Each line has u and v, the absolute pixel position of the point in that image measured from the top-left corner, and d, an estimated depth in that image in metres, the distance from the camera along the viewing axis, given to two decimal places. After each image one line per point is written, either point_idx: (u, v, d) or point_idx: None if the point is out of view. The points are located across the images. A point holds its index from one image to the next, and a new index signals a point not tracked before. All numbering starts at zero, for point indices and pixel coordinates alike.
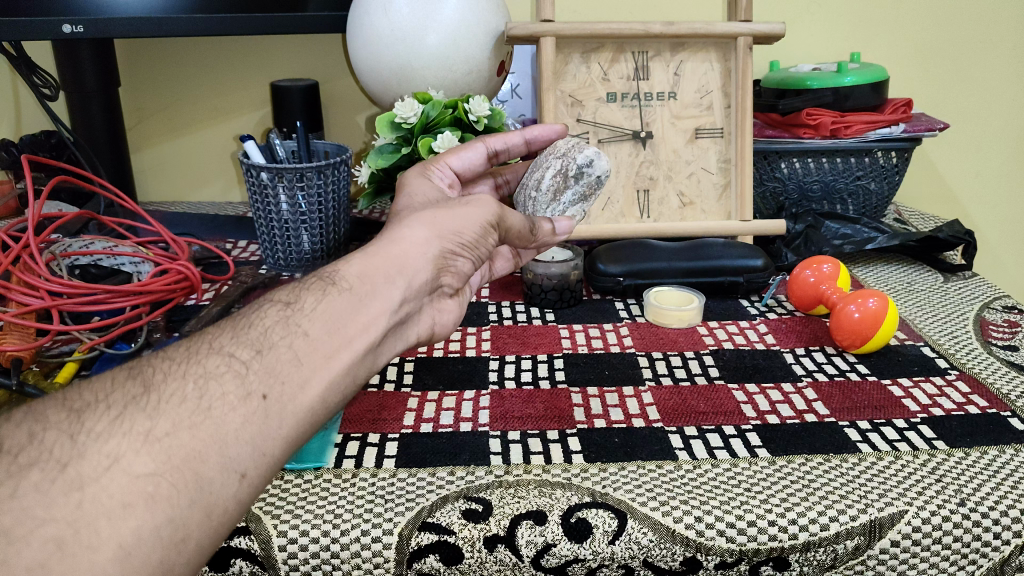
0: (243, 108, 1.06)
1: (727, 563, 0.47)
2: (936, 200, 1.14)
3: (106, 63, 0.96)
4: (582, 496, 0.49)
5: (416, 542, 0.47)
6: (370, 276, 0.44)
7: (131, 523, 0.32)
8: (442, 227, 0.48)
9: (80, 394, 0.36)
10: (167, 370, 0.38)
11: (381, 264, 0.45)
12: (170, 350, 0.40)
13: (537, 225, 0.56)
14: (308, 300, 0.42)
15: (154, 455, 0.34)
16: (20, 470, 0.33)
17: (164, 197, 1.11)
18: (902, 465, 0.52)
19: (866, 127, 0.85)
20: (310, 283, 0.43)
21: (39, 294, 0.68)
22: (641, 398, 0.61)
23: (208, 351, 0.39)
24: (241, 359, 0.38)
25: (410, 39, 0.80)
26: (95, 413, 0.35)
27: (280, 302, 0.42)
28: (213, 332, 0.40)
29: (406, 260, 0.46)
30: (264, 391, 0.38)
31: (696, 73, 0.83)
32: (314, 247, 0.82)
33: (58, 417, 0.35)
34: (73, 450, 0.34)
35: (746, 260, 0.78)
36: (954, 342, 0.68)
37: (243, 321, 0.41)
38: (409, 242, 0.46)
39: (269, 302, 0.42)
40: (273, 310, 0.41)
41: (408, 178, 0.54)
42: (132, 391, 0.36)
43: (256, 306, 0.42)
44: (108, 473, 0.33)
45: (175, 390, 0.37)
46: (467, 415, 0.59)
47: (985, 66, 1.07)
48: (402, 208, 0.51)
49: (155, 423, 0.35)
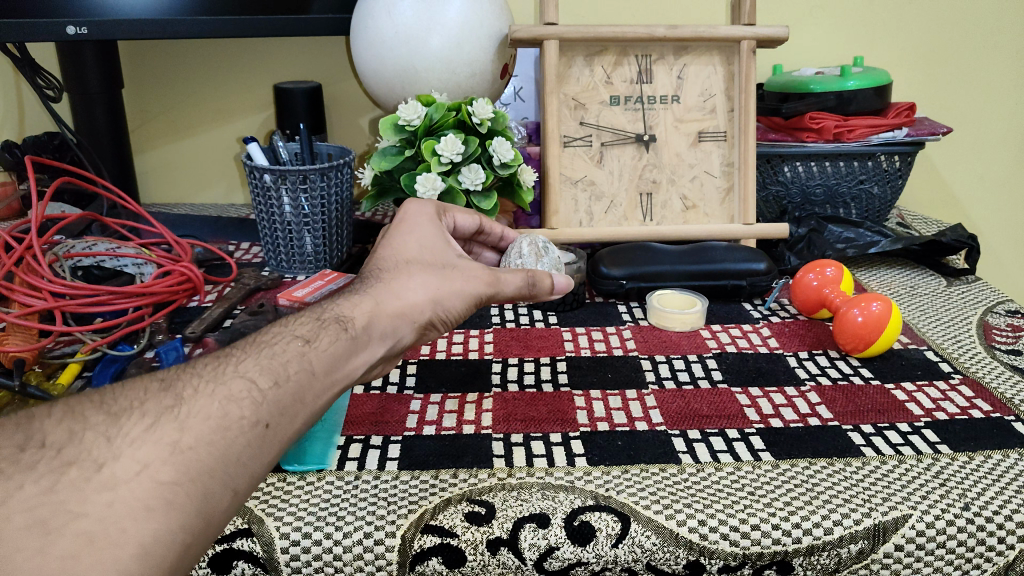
0: (245, 110, 1.06)
1: (731, 566, 0.47)
2: (939, 204, 1.14)
3: (108, 64, 0.96)
4: (585, 500, 0.49)
5: (419, 544, 0.47)
6: (373, 326, 0.45)
7: (152, 525, 0.32)
8: (442, 294, 0.49)
9: (116, 398, 0.37)
10: (196, 387, 0.38)
11: (381, 317, 0.46)
12: (197, 366, 0.40)
13: (538, 281, 0.54)
14: (325, 340, 0.43)
15: (176, 466, 0.34)
16: (60, 467, 0.33)
17: (166, 198, 1.11)
18: (906, 469, 0.52)
19: (868, 131, 0.85)
20: (326, 321, 0.44)
21: (42, 295, 0.68)
22: (644, 401, 0.61)
23: (232, 372, 0.39)
24: (260, 386, 0.39)
25: (414, 41, 0.80)
26: (132, 418, 0.36)
27: (299, 338, 0.43)
28: (238, 356, 0.41)
29: (403, 317, 0.47)
30: (267, 420, 0.38)
31: (699, 77, 0.83)
32: (317, 249, 0.82)
33: (96, 419, 0.35)
34: (109, 451, 0.34)
35: (750, 263, 0.77)
36: (957, 346, 0.68)
37: (265, 346, 0.42)
38: (405, 297, 0.47)
39: (291, 336, 0.43)
40: (292, 344, 0.42)
41: (410, 215, 0.55)
42: (163, 401, 0.37)
43: (278, 336, 0.43)
44: (138, 477, 0.33)
45: (202, 407, 0.37)
46: (469, 417, 0.59)
47: (988, 70, 1.07)
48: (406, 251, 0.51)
49: (183, 434, 0.35)
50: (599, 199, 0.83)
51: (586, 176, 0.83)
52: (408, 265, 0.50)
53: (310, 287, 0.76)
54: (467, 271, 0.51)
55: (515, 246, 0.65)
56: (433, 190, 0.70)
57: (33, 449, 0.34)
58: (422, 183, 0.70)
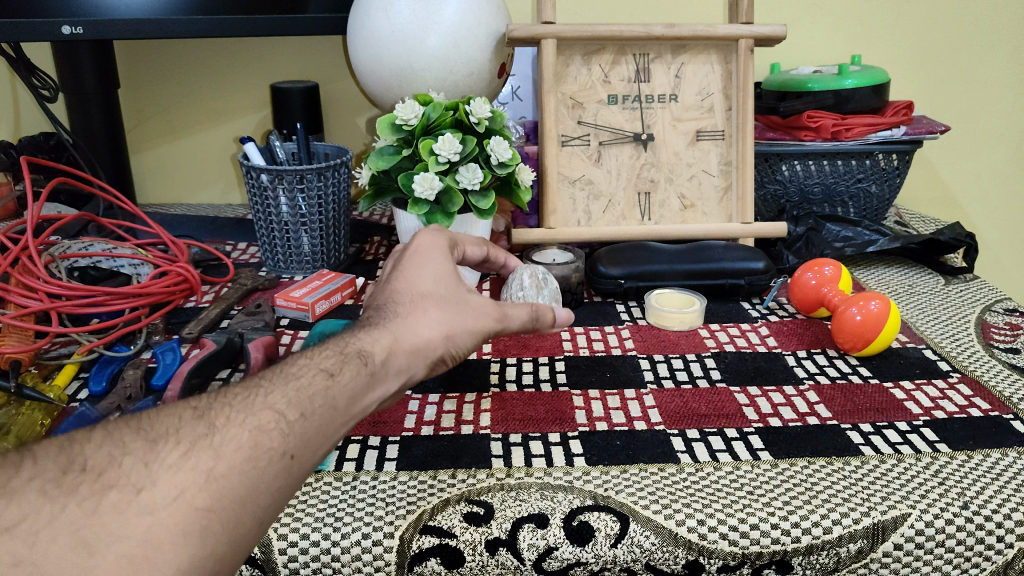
0: (242, 109, 1.06)
1: (730, 566, 0.47)
2: (936, 203, 1.14)
3: (105, 63, 0.96)
4: (584, 499, 0.49)
5: (417, 545, 0.46)
6: (390, 362, 0.45)
7: (188, 551, 0.32)
8: (456, 330, 0.48)
9: (153, 423, 0.36)
10: (229, 416, 0.37)
11: (399, 353, 0.45)
12: (227, 393, 0.39)
13: (540, 313, 0.54)
14: (348, 374, 0.42)
15: (211, 494, 0.33)
16: (100, 491, 0.32)
17: (164, 198, 1.11)
18: (905, 468, 0.52)
19: (866, 130, 0.85)
20: (349, 355, 0.43)
21: (37, 296, 0.67)
22: (642, 400, 0.61)
23: (262, 403, 0.38)
24: (287, 418, 0.38)
25: (410, 40, 0.80)
26: (168, 444, 0.35)
27: (323, 370, 0.41)
28: (267, 385, 0.40)
29: (419, 353, 0.46)
30: (294, 452, 0.37)
31: (697, 75, 0.83)
32: (314, 249, 0.82)
33: (134, 443, 0.35)
34: (146, 476, 0.33)
35: (748, 262, 0.77)
36: (955, 344, 0.68)
37: (289, 374, 0.41)
38: (421, 333, 0.47)
39: (314, 366, 0.42)
40: (315, 376, 0.41)
41: (421, 249, 0.53)
42: (198, 429, 0.36)
43: (301, 366, 0.42)
44: (175, 503, 0.32)
45: (234, 437, 0.36)
46: (467, 417, 0.59)
47: (986, 69, 1.07)
48: (421, 283, 0.50)
49: (218, 462, 0.35)
50: (597, 199, 0.83)
51: (584, 175, 0.83)
52: (423, 300, 0.49)
53: (308, 287, 0.76)
54: (480, 306, 0.50)
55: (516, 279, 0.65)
56: (430, 189, 0.70)
57: (74, 473, 0.33)
58: (420, 182, 0.70)
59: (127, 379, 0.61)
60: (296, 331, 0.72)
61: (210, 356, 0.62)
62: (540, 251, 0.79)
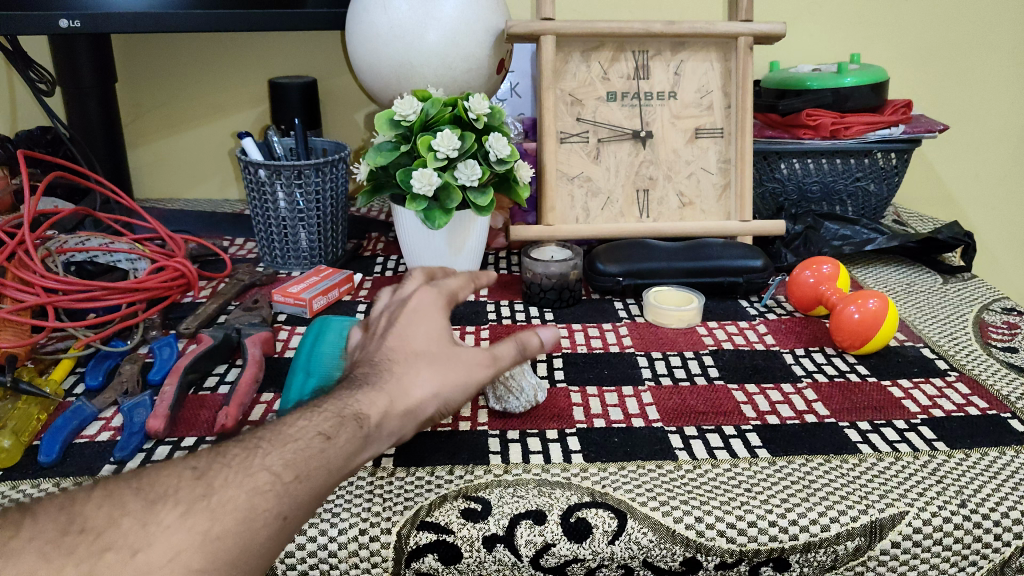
0: (241, 104, 1.06)
1: (727, 563, 0.47)
2: (935, 202, 1.14)
3: (102, 57, 0.96)
4: (582, 496, 0.49)
5: (415, 541, 0.46)
6: (382, 424, 0.43)
7: None
8: (448, 389, 0.46)
9: (152, 483, 0.36)
10: (226, 477, 0.37)
11: (392, 415, 0.44)
12: (226, 448, 0.39)
13: (524, 343, 0.48)
14: (343, 438, 0.41)
15: (206, 556, 0.34)
16: (97, 552, 0.33)
17: (161, 193, 1.10)
18: (903, 466, 0.52)
19: (866, 128, 0.85)
20: (346, 416, 0.42)
21: (34, 290, 0.67)
22: (640, 398, 0.61)
23: (259, 464, 0.38)
24: (283, 479, 0.38)
25: (409, 36, 0.79)
26: (167, 505, 0.35)
27: (319, 432, 0.40)
28: (263, 445, 0.39)
29: (412, 415, 0.44)
30: (287, 513, 0.37)
31: (696, 73, 0.83)
32: (312, 245, 0.82)
33: (135, 503, 0.35)
34: (143, 537, 0.34)
35: (746, 260, 0.77)
36: (953, 343, 0.68)
37: (285, 432, 0.40)
38: (411, 395, 0.45)
39: (311, 424, 0.41)
40: (311, 438, 0.40)
41: (422, 304, 0.51)
42: (196, 490, 0.36)
43: (298, 423, 0.41)
44: (171, 564, 0.33)
45: (230, 499, 0.36)
46: (465, 413, 0.59)
47: (984, 68, 1.07)
48: (416, 343, 0.48)
49: (214, 523, 0.35)
50: (596, 196, 0.83)
51: (583, 172, 0.83)
52: (416, 359, 0.47)
53: (306, 283, 0.76)
54: (471, 361, 0.47)
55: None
56: (428, 185, 0.70)
57: (74, 534, 0.33)
58: (418, 178, 0.70)
59: (123, 374, 0.61)
60: (294, 327, 0.72)
61: (207, 351, 0.62)
62: (538, 247, 0.79)
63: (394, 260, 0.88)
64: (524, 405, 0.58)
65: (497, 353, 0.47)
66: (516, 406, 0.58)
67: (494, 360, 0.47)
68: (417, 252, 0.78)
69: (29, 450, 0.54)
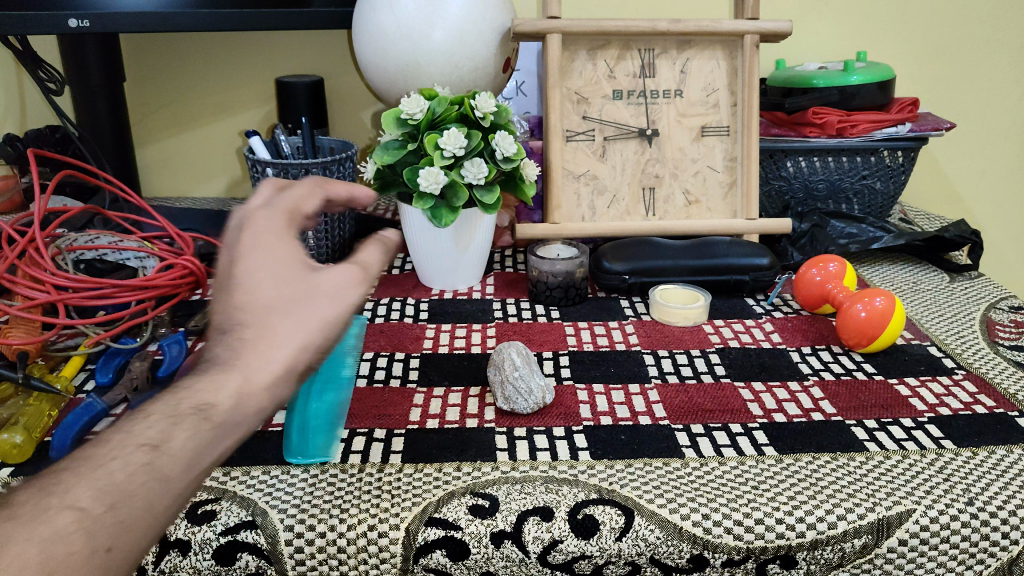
0: (247, 103, 1.06)
1: (735, 560, 0.47)
2: (942, 200, 1.14)
3: (110, 56, 0.96)
4: (589, 493, 0.49)
5: (423, 537, 0.47)
6: (243, 404, 0.32)
7: None
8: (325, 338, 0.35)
9: None
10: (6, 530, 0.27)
11: (254, 394, 0.33)
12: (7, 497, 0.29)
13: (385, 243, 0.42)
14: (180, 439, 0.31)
15: None
16: None
17: (168, 191, 1.11)
18: (910, 464, 0.52)
19: (871, 126, 0.85)
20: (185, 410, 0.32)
21: (45, 288, 0.67)
22: (647, 396, 0.61)
23: (59, 502, 0.28)
24: (94, 513, 0.28)
25: (416, 35, 0.80)
26: None
27: (146, 442, 0.31)
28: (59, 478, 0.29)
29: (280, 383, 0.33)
30: (109, 543, 0.28)
31: (702, 71, 0.83)
32: (319, 243, 0.82)
33: None
34: None
35: (752, 258, 0.77)
36: (960, 341, 0.68)
37: (93, 458, 0.30)
38: (278, 359, 0.33)
39: (135, 435, 0.31)
40: (136, 452, 0.30)
41: (255, 228, 0.37)
42: None
43: (107, 441, 0.31)
44: None
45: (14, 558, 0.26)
46: (472, 411, 0.59)
47: (991, 66, 1.07)
48: (263, 290, 0.35)
49: None
50: (602, 194, 0.83)
51: (589, 170, 0.83)
52: (274, 312, 0.34)
53: None
54: (328, 284, 0.36)
55: (504, 356, 0.59)
56: (435, 183, 0.70)
57: None
58: (425, 177, 0.70)
59: (133, 371, 0.61)
60: None
61: None
62: (544, 246, 0.79)
63: (400, 259, 0.88)
64: (532, 406, 0.58)
65: (355, 266, 0.38)
66: (524, 407, 0.58)
67: (358, 276, 0.37)
68: (423, 251, 0.78)
69: (41, 446, 0.55)
